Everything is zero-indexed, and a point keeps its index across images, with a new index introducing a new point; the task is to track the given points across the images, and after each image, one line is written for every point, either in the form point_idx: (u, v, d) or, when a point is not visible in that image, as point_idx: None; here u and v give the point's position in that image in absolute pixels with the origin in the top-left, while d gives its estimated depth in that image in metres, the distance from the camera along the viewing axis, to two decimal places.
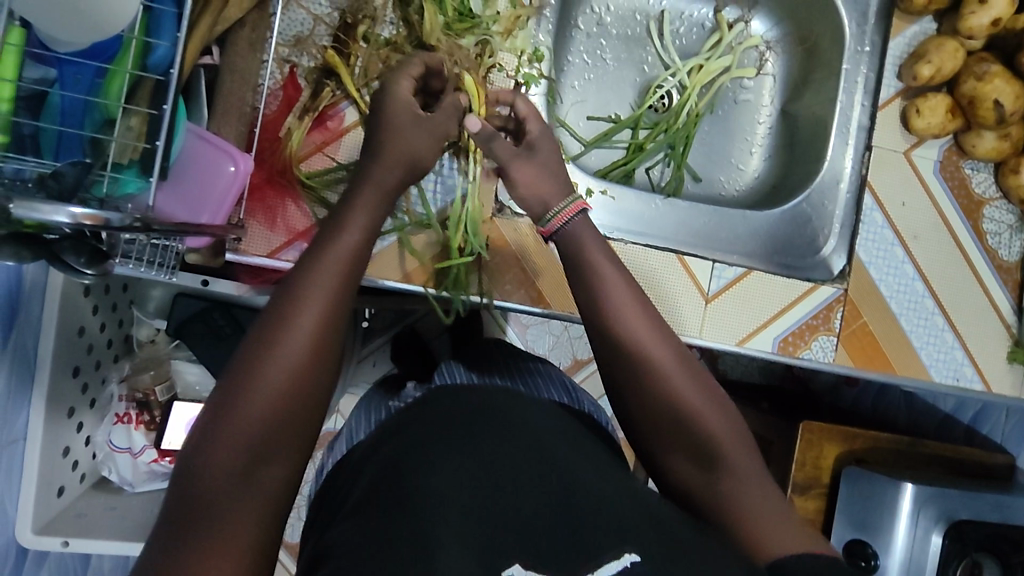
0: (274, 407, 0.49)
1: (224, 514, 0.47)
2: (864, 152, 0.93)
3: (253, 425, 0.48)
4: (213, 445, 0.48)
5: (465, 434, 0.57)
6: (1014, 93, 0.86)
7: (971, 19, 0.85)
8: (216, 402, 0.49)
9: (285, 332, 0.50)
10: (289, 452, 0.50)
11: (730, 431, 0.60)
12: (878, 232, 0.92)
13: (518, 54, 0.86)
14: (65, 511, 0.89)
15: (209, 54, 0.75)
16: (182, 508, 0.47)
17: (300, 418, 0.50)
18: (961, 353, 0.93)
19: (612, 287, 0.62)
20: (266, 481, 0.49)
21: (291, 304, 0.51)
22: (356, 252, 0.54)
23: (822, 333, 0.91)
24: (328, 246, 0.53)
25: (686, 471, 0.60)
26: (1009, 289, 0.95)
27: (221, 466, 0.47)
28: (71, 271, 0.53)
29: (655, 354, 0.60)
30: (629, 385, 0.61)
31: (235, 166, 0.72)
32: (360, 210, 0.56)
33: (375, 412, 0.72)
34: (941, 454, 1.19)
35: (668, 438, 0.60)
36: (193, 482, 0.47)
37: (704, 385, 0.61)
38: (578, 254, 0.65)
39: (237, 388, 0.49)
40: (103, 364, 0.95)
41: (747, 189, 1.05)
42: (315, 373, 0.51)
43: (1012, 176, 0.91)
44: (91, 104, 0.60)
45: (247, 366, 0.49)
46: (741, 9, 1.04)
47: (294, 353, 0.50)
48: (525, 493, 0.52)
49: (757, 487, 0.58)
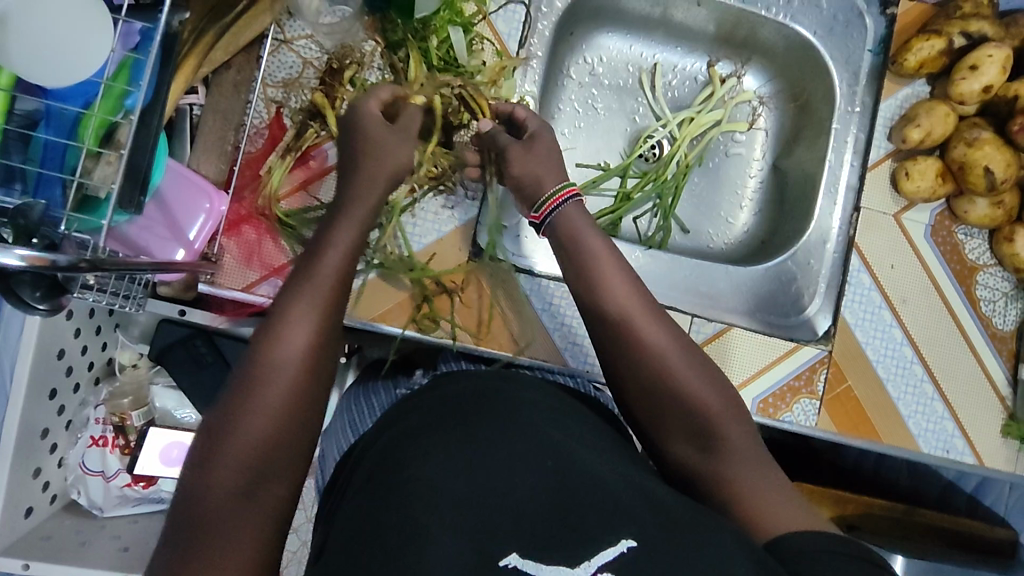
0: (275, 423, 0.52)
1: (223, 532, 0.48)
2: (852, 213, 0.92)
3: (254, 445, 0.51)
4: (213, 466, 0.50)
5: (456, 419, 0.59)
6: (1005, 160, 0.85)
7: (961, 85, 0.85)
8: (215, 426, 0.52)
9: (279, 353, 0.53)
10: (288, 467, 0.52)
11: (728, 411, 0.61)
12: (864, 294, 0.90)
13: (502, 102, 0.87)
14: (32, 533, 0.89)
15: (194, 93, 0.80)
16: (188, 526, 0.48)
17: (299, 435, 0.53)
18: (952, 424, 0.89)
19: (604, 278, 0.67)
20: (268, 499, 0.51)
21: (282, 328, 0.54)
22: (342, 277, 0.59)
23: (804, 396, 0.88)
24: (313, 271, 0.58)
25: (686, 451, 0.60)
26: (1005, 359, 0.91)
27: (221, 486, 0.49)
28: (24, 305, 0.54)
29: (673, 367, 0.62)
30: (626, 369, 0.63)
31: (210, 204, 0.77)
32: (344, 236, 0.61)
33: (381, 400, 0.75)
34: (942, 526, 1.13)
35: (666, 421, 0.61)
36: (196, 501, 0.49)
37: (698, 364, 0.63)
38: (584, 255, 0.69)
39: (235, 411, 0.52)
40: (82, 387, 0.96)
41: (736, 243, 1.03)
42: (312, 393, 0.54)
43: (1007, 243, 0.89)
44: (72, 147, 0.61)
45: (243, 389, 0.52)
46: (733, 64, 1.04)
47: (288, 374, 0.53)
48: (519, 469, 0.51)
49: (752, 459, 0.58)
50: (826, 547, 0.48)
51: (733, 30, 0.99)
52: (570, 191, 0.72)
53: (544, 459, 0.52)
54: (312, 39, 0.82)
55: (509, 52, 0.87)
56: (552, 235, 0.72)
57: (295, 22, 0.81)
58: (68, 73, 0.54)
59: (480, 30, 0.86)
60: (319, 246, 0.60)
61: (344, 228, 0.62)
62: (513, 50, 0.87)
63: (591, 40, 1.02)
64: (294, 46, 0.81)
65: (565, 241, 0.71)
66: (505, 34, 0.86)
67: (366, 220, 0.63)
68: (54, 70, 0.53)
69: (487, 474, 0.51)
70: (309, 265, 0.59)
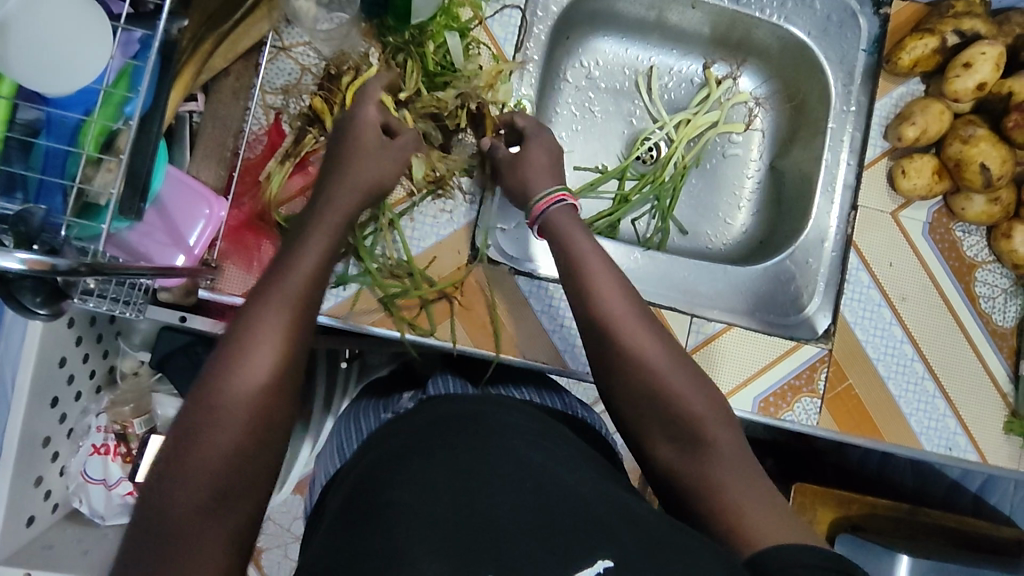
0: (243, 432, 0.51)
1: (195, 540, 0.48)
2: (850, 212, 0.92)
3: (221, 452, 0.50)
4: (179, 475, 0.49)
5: (443, 432, 0.58)
6: (1001, 157, 0.85)
7: (955, 82, 0.86)
8: (180, 437, 0.50)
9: (247, 357, 0.52)
10: (256, 481, 0.51)
11: (717, 415, 0.60)
12: (864, 291, 0.90)
13: (499, 107, 0.87)
14: (33, 542, 0.88)
15: (194, 100, 0.80)
16: (151, 539, 0.48)
17: (269, 445, 0.52)
18: (954, 422, 0.89)
19: (600, 276, 0.66)
20: (241, 504, 0.50)
21: (251, 334, 0.53)
22: (314, 283, 0.58)
23: (805, 394, 0.88)
24: (285, 276, 0.57)
25: (673, 458, 0.60)
26: (1005, 356, 0.91)
27: (188, 492, 0.48)
28: (25, 311, 0.54)
29: (663, 372, 0.62)
30: (613, 378, 0.63)
31: (209, 209, 0.78)
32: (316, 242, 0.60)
33: (369, 423, 0.72)
34: (945, 525, 1.10)
35: (649, 419, 0.61)
36: (161, 513, 0.48)
37: (689, 373, 0.62)
38: (565, 253, 0.70)
39: (201, 420, 0.50)
40: (84, 395, 0.96)
41: (733, 244, 1.04)
42: (279, 403, 0.53)
43: (1005, 240, 0.89)
44: (73, 153, 0.62)
45: (208, 395, 0.51)
46: (729, 66, 1.05)
47: (256, 381, 0.52)
48: (496, 487, 0.51)
49: (740, 468, 0.58)
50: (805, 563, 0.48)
51: (728, 32, 1.00)
52: (559, 196, 0.74)
53: (524, 478, 0.52)
54: (309, 46, 0.82)
55: (505, 56, 0.88)
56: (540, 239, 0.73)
57: (293, 29, 0.82)
58: (69, 82, 0.56)
59: (476, 35, 0.86)
60: (280, 259, 0.59)
61: (315, 233, 0.61)
62: (510, 54, 0.88)
63: (587, 44, 1.03)
64: (292, 52, 0.82)
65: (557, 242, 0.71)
66: (501, 38, 0.87)
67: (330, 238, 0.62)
68: (57, 79, 0.55)
69: (477, 481, 0.51)
70: (277, 267, 0.58)
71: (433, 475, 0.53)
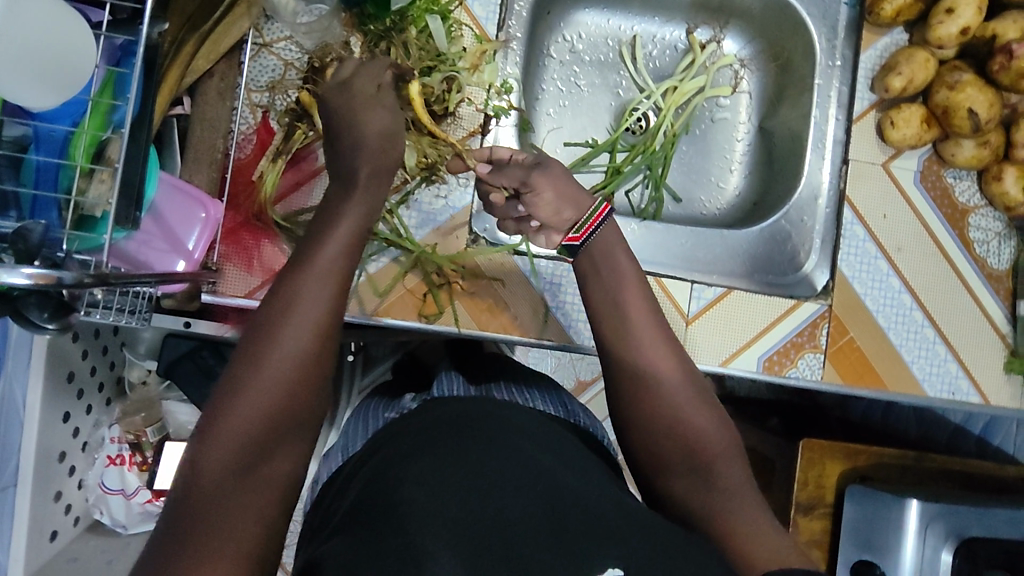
0: (278, 397, 0.52)
1: (224, 504, 0.48)
2: (841, 166, 0.93)
3: (257, 416, 0.51)
4: (209, 444, 0.50)
5: (457, 434, 0.59)
6: (988, 100, 0.84)
7: (939, 29, 0.85)
8: (219, 401, 0.52)
9: (283, 329, 0.53)
10: (289, 448, 0.52)
11: (727, 450, 0.62)
12: (860, 245, 0.91)
13: (486, 87, 0.87)
14: (58, 556, 0.90)
15: (180, 104, 0.78)
16: (187, 499, 0.48)
17: (302, 411, 0.53)
18: (955, 366, 0.91)
19: (632, 295, 0.68)
20: (268, 477, 0.51)
21: (290, 300, 0.54)
22: (353, 250, 0.58)
23: (808, 351, 0.89)
24: (324, 244, 0.57)
25: (682, 485, 0.61)
26: (1002, 297, 0.92)
27: (216, 462, 0.49)
28: (32, 326, 0.54)
29: (677, 398, 0.64)
30: (634, 402, 0.64)
31: (206, 212, 0.77)
32: (354, 208, 0.60)
33: (373, 422, 0.74)
34: (950, 468, 1.12)
35: (667, 448, 0.62)
36: (197, 475, 0.49)
37: (706, 404, 0.65)
38: (600, 273, 0.70)
39: (239, 385, 0.52)
40: (95, 408, 0.97)
41: (727, 208, 1.04)
42: (316, 368, 0.54)
43: (995, 183, 0.90)
44: (64, 165, 0.61)
45: (248, 359, 0.52)
46: (712, 30, 1.04)
47: (296, 345, 0.53)
48: (507, 497, 0.51)
49: (745, 499, 0.60)
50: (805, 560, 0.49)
51: None
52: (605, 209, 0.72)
53: (534, 484, 0.53)
54: (291, 40, 0.82)
55: (488, 36, 0.87)
56: (588, 257, 0.71)
57: (273, 25, 0.81)
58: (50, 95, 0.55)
59: (457, 16, 0.86)
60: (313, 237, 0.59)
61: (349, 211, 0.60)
62: (492, 33, 0.87)
63: (569, 18, 1.02)
64: (273, 48, 0.81)
65: (600, 264, 0.70)
66: (482, 18, 0.87)
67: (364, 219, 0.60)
68: (40, 90, 0.54)
69: (487, 482, 0.52)
70: (310, 244, 0.58)
71: (442, 473, 0.53)
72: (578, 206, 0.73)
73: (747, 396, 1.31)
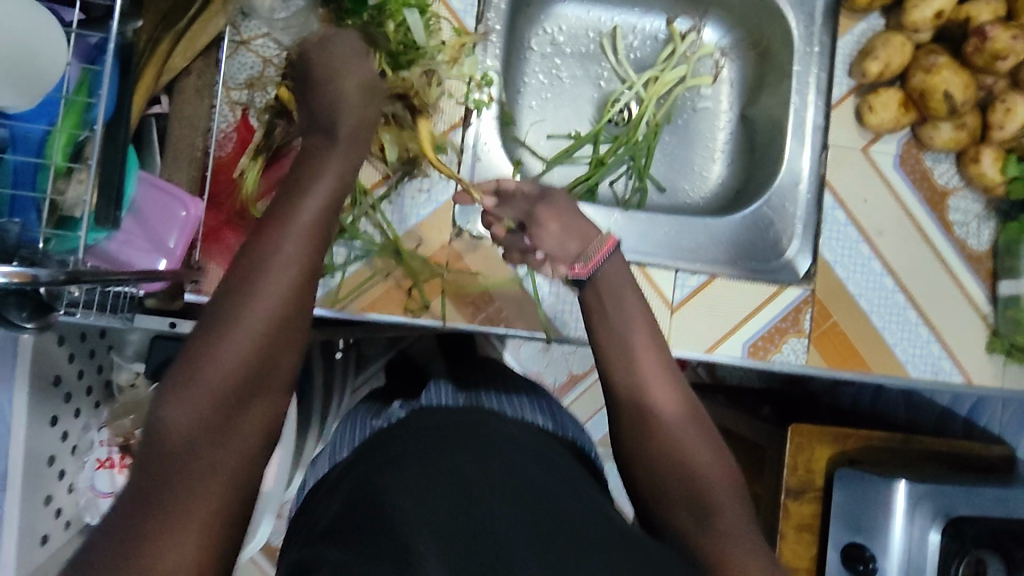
0: (251, 356, 0.50)
1: (193, 463, 0.46)
2: (821, 152, 0.94)
3: (232, 374, 0.49)
4: (181, 398, 0.48)
5: (449, 453, 0.58)
6: (963, 82, 0.85)
7: (913, 13, 0.86)
8: (190, 359, 0.50)
9: (259, 286, 0.51)
10: (264, 411, 0.50)
11: (725, 485, 0.60)
12: (841, 230, 0.92)
13: (466, 80, 0.87)
14: (49, 561, 0.89)
15: (158, 103, 0.78)
16: (155, 458, 0.46)
17: (276, 371, 0.51)
18: (938, 347, 0.91)
19: (627, 314, 0.68)
20: (246, 430, 0.49)
21: (264, 258, 0.53)
22: (328, 210, 0.57)
23: (792, 335, 0.90)
24: (298, 204, 0.56)
25: (678, 516, 0.59)
26: (982, 278, 0.93)
27: (190, 416, 0.47)
28: (11, 326, 0.54)
29: (677, 425, 0.63)
30: (635, 425, 0.64)
31: (187, 211, 0.76)
32: (329, 176, 0.58)
33: (361, 430, 0.74)
34: (937, 449, 1.14)
35: (665, 474, 0.61)
36: (166, 433, 0.47)
37: (706, 436, 0.64)
38: (602, 295, 0.70)
39: (212, 343, 0.50)
40: (83, 412, 0.97)
41: (711, 196, 1.05)
42: (292, 329, 0.52)
43: (973, 164, 0.90)
44: (41, 165, 0.61)
45: (223, 318, 0.51)
46: (691, 19, 1.05)
47: (272, 305, 0.51)
48: (495, 503, 0.52)
49: (742, 537, 0.57)
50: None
51: None
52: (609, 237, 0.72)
53: (514, 487, 0.54)
54: (269, 37, 0.82)
55: (466, 29, 0.87)
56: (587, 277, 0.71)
57: (250, 22, 0.81)
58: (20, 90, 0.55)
59: (435, 10, 0.86)
60: (289, 195, 0.57)
61: (325, 173, 0.59)
62: (471, 27, 0.88)
63: (548, 10, 1.03)
64: (252, 45, 0.81)
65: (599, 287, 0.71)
66: (460, 11, 0.87)
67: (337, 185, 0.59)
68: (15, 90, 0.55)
69: (476, 491, 0.53)
70: (287, 202, 0.56)
71: (432, 483, 0.54)
72: (584, 233, 0.73)
73: (739, 385, 1.35)
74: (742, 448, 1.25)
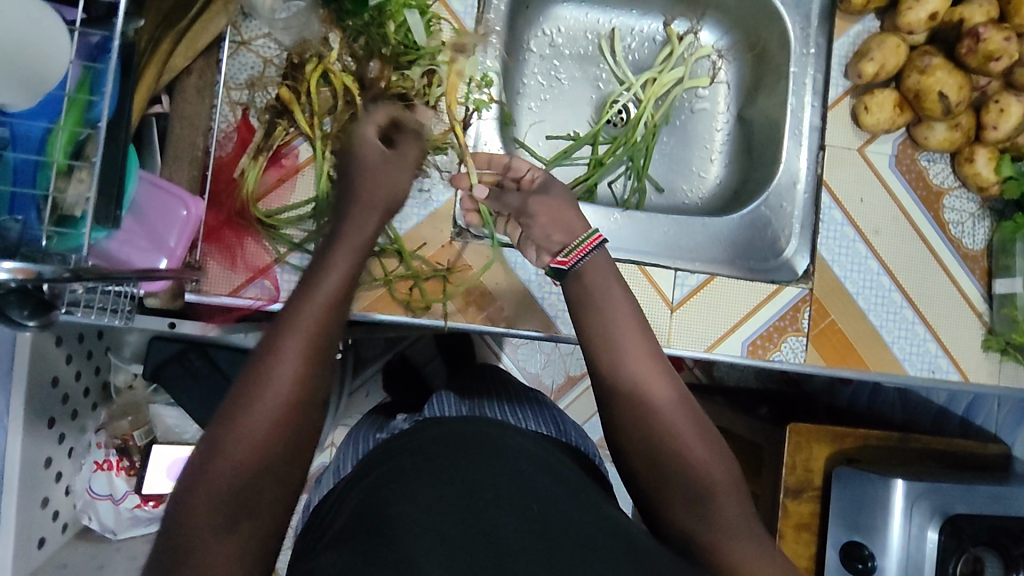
0: (258, 445, 0.52)
1: (205, 549, 0.49)
2: (818, 153, 0.94)
3: (241, 462, 0.51)
4: (190, 505, 0.50)
5: (453, 458, 0.59)
6: (958, 84, 0.86)
7: (908, 15, 0.87)
8: (206, 447, 0.52)
9: (267, 378, 0.54)
10: (273, 494, 0.53)
11: (727, 480, 0.61)
12: (838, 229, 0.92)
13: (467, 80, 0.87)
14: (47, 563, 0.89)
15: (159, 103, 0.78)
16: (173, 544, 0.49)
17: (286, 458, 0.53)
18: (934, 345, 0.92)
19: (616, 311, 0.67)
20: (248, 534, 0.51)
21: (273, 348, 0.55)
22: (338, 297, 0.59)
23: (791, 334, 0.90)
24: (308, 293, 0.58)
25: (681, 514, 0.59)
26: (978, 277, 0.94)
27: (204, 507, 0.50)
28: (13, 325, 0.53)
29: (676, 427, 0.62)
30: (633, 429, 0.62)
31: (187, 211, 0.76)
32: (340, 262, 0.61)
33: (363, 444, 0.75)
34: (933, 448, 1.14)
35: (667, 477, 0.60)
36: (184, 520, 0.50)
37: (704, 432, 0.63)
38: (587, 297, 0.69)
39: (224, 431, 0.52)
40: (82, 413, 0.96)
41: (709, 196, 1.06)
42: (301, 414, 0.54)
43: (967, 164, 0.91)
44: (42, 162, 0.60)
45: (235, 407, 0.53)
46: (689, 21, 1.06)
47: (280, 393, 0.53)
48: (503, 512, 0.53)
49: (744, 530, 0.58)
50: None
51: None
52: (597, 238, 0.72)
53: (529, 501, 0.55)
54: (269, 37, 0.82)
55: (467, 30, 0.87)
56: (578, 282, 0.70)
57: (251, 22, 0.81)
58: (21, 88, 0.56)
59: (436, 11, 0.86)
60: (304, 284, 0.60)
61: (337, 265, 0.61)
62: (471, 27, 0.87)
63: (547, 12, 1.04)
64: (252, 46, 0.81)
65: (590, 295, 0.69)
66: (460, 12, 0.87)
67: (348, 267, 0.61)
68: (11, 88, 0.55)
69: (484, 501, 0.54)
70: (298, 300, 0.58)
71: (442, 491, 0.55)
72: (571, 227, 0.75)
73: (737, 387, 1.35)
74: (740, 448, 1.25)
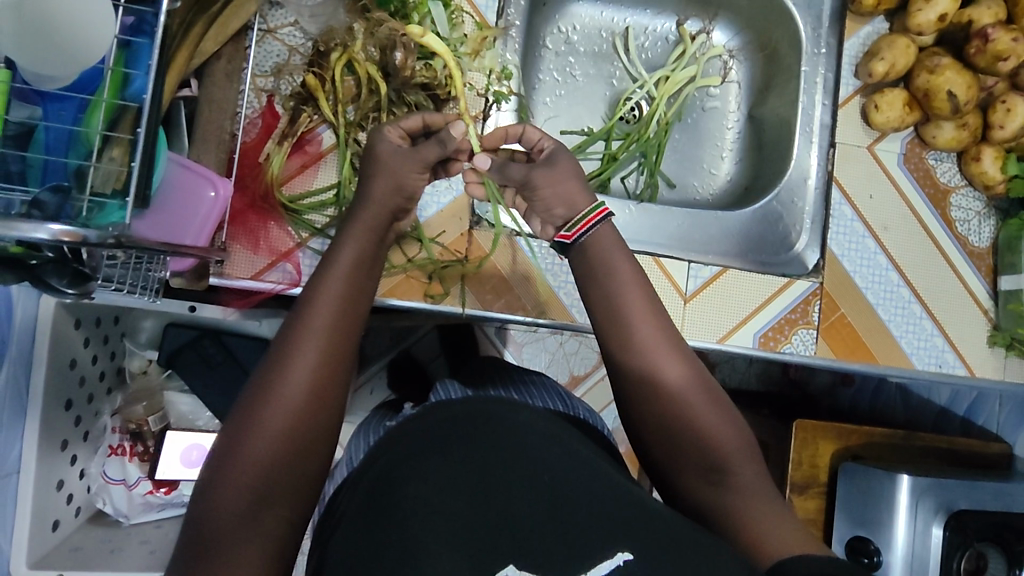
0: (276, 443, 0.52)
1: (229, 549, 0.49)
2: (829, 149, 0.96)
3: (260, 462, 0.51)
4: (214, 494, 0.51)
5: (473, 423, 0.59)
6: (966, 83, 0.88)
7: (918, 16, 0.90)
8: (226, 448, 0.52)
9: (284, 376, 0.53)
10: (292, 492, 0.53)
11: (742, 449, 0.61)
12: (848, 225, 0.95)
13: (486, 72, 0.89)
14: (60, 546, 0.89)
15: (188, 87, 0.81)
16: (196, 544, 0.50)
17: (304, 457, 0.53)
18: (942, 340, 0.94)
19: (619, 282, 0.65)
20: (272, 523, 0.51)
21: (289, 346, 0.55)
22: (352, 288, 0.59)
23: (801, 326, 0.92)
24: (322, 287, 0.58)
25: (695, 484, 0.61)
26: (984, 275, 0.96)
27: (224, 508, 0.50)
28: (55, 292, 0.58)
29: (690, 399, 0.62)
30: (647, 404, 0.62)
31: (215, 191, 0.78)
32: (351, 253, 0.60)
33: (375, 431, 0.76)
34: (937, 446, 1.16)
35: (682, 450, 0.61)
36: (206, 521, 0.50)
37: (714, 401, 0.63)
38: (598, 267, 0.66)
39: (242, 432, 0.52)
40: (96, 397, 0.96)
41: (720, 193, 1.08)
42: (318, 411, 0.54)
43: (975, 163, 0.93)
44: (76, 136, 0.61)
45: (252, 407, 0.53)
46: (702, 21, 1.08)
47: (297, 391, 0.53)
48: (517, 484, 0.52)
49: (763, 495, 0.59)
50: (822, 564, 0.49)
51: None
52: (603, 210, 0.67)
53: (541, 472, 0.53)
54: (295, 26, 0.83)
55: (488, 23, 0.89)
56: (582, 256, 0.67)
57: (278, 11, 0.83)
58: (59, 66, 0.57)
59: (459, 4, 0.88)
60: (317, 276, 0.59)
61: (345, 255, 0.60)
62: (492, 21, 0.90)
63: (564, 9, 1.05)
64: (278, 34, 0.83)
65: (595, 265, 0.66)
66: (482, 6, 0.89)
67: (359, 257, 0.61)
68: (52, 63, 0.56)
69: (495, 478, 0.53)
70: (310, 294, 0.58)
71: (454, 457, 0.55)
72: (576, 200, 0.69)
73: (738, 388, 1.35)
74: None
